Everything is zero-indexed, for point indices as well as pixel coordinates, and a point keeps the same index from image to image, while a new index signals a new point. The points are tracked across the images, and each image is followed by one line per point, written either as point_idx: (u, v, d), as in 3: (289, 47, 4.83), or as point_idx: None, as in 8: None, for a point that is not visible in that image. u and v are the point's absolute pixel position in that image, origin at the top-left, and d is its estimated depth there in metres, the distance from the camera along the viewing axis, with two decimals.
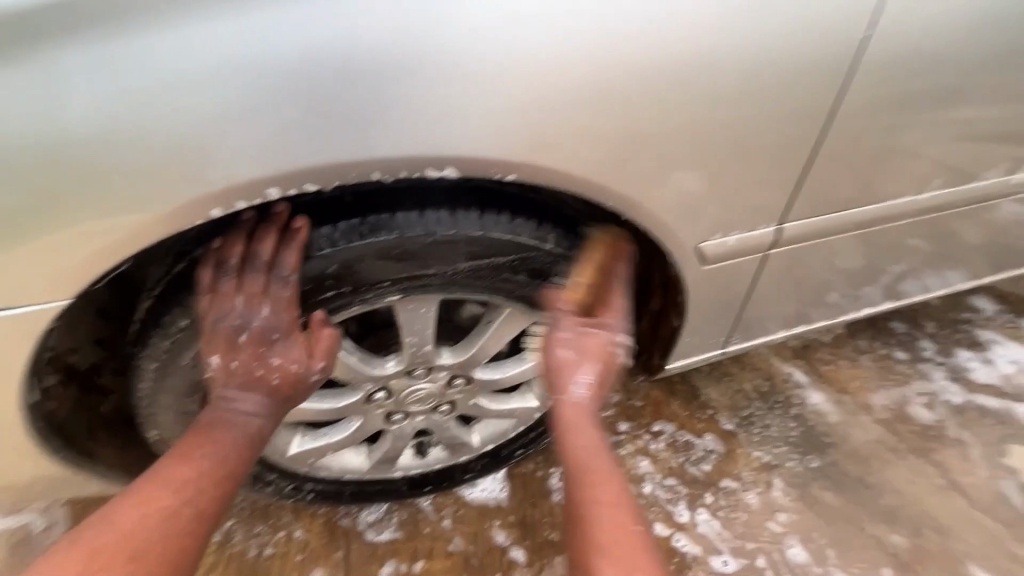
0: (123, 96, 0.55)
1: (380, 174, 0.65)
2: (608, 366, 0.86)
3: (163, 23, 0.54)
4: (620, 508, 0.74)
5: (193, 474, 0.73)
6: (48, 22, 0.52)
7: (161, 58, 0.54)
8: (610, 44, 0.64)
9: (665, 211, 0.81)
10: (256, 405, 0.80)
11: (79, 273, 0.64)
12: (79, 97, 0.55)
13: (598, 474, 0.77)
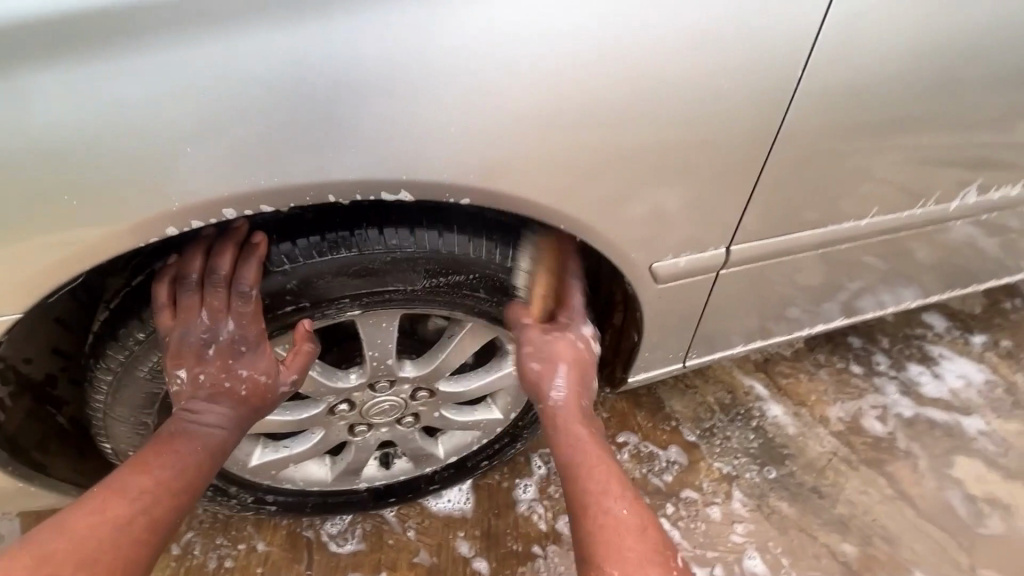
0: (80, 116, 0.55)
1: (335, 197, 0.67)
2: (578, 361, 0.91)
3: (121, 47, 0.54)
4: (615, 491, 0.78)
5: (151, 483, 0.72)
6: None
7: (116, 80, 0.55)
8: (568, 73, 0.66)
9: (620, 232, 0.84)
10: (222, 418, 0.80)
11: (32, 287, 0.64)
12: (32, 115, 0.55)
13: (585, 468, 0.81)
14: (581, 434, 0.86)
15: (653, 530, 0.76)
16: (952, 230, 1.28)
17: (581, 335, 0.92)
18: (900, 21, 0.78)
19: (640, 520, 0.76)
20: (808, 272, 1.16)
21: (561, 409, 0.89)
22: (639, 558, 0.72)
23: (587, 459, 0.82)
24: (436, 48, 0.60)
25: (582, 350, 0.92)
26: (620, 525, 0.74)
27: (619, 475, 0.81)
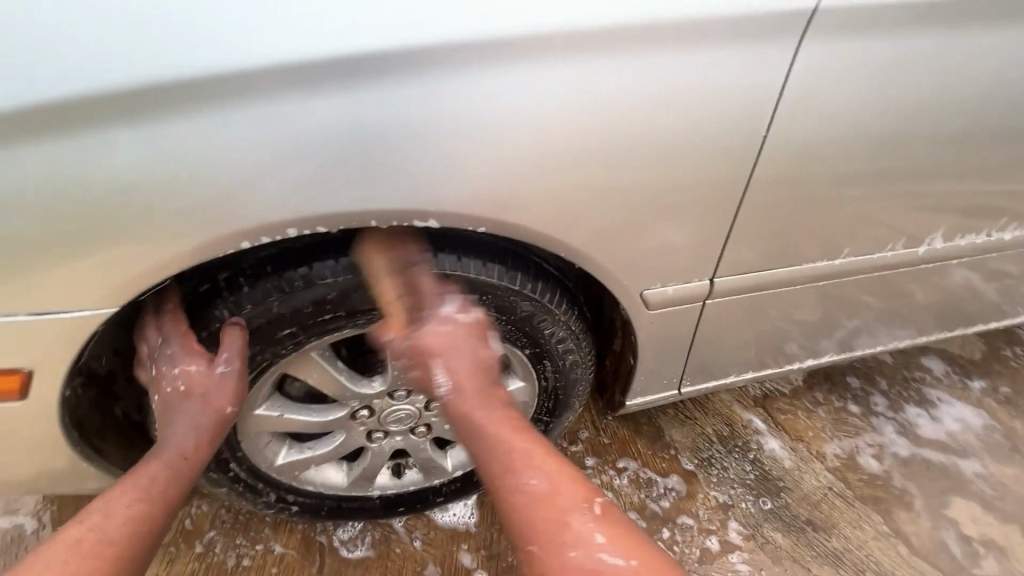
0: (172, 158, 0.65)
1: (378, 223, 0.76)
2: (464, 341, 0.89)
3: (209, 105, 0.64)
4: (524, 463, 0.81)
5: (127, 501, 0.77)
6: (110, 98, 0.61)
7: (203, 132, 0.65)
8: (581, 128, 0.76)
9: (618, 264, 0.94)
10: (187, 422, 0.85)
11: (126, 288, 0.72)
12: (129, 156, 0.64)
13: (497, 451, 0.83)
14: (489, 417, 0.87)
15: (566, 489, 0.79)
16: (940, 275, 1.35)
17: (466, 320, 0.88)
18: (868, 90, 0.89)
19: (550, 486, 0.79)
20: (798, 309, 1.24)
21: (457, 396, 0.89)
22: (555, 521, 0.76)
23: (499, 443, 0.84)
24: (470, 105, 0.71)
25: (474, 328, 0.89)
26: (528, 498, 0.78)
27: (527, 445, 0.83)
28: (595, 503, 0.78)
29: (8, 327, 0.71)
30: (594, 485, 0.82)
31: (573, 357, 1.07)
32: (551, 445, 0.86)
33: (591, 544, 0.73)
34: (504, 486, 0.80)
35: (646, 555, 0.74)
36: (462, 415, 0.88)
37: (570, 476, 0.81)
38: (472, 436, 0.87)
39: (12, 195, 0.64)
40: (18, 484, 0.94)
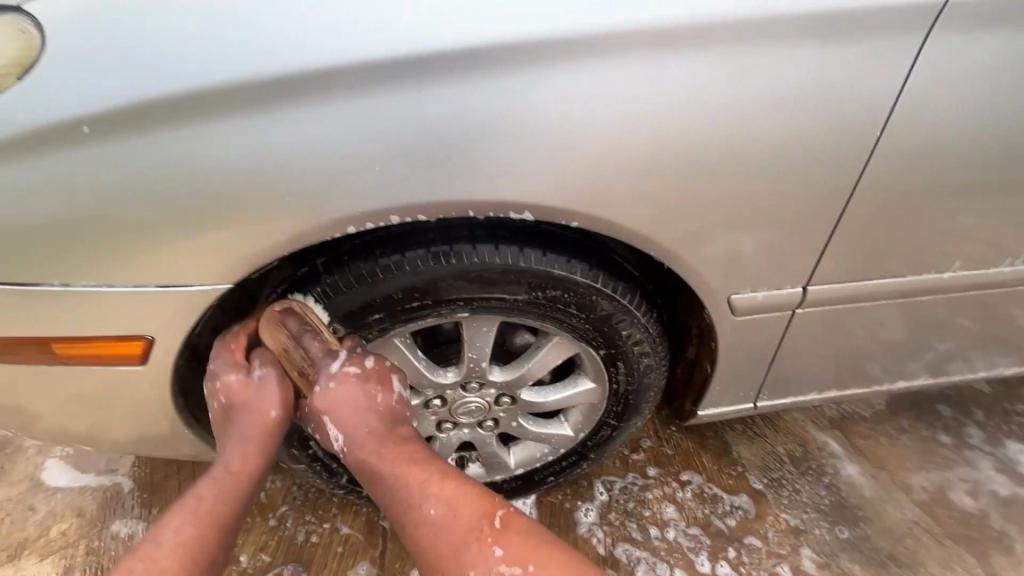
0: (288, 145, 0.69)
1: (474, 214, 0.78)
2: (357, 396, 0.87)
3: (327, 97, 0.68)
4: (419, 496, 0.81)
5: (177, 526, 0.76)
6: (244, 89, 0.67)
7: (319, 123, 0.69)
8: (680, 125, 0.75)
9: (706, 266, 0.91)
10: (241, 433, 0.84)
11: (243, 265, 0.77)
12: (253, 142, 0.69)
13: (396, 491, 0.82)
14: (386, 455, 0.85)
15: (465, 511, 0.79)
16: None
17: (354, 371, 0.86)
18: (995, 91, 0.82)
19: (448, 510, 0.79)
20: (893, 326, 1.16)
21: (357, 449, 0.86)
22: (458, 542, 0.76)
23: (397, 481, 0.83)
24: (570, 100, 0.71)
25: (371, 375, 0.88)
26: (430, 529, 0.78)
27: (423, 477, 0.82)
28: (494, 516, 0.78)
29: (138, 296, 0.78)
30: (496, 496, 0.82)
31: (648, 361, 1.05)
32: (453, 467, 0.86)
33: (488, 560, 0.74)
34: (407, 518, 0.80)
35: (542, 555, 0.75)
36: (364, 464, 0.86)
37: (469, 495, 0.81)
38: (377, 482, 0.85)
39: (148, 174, 0.70)
40: (127, 443, 1.03)
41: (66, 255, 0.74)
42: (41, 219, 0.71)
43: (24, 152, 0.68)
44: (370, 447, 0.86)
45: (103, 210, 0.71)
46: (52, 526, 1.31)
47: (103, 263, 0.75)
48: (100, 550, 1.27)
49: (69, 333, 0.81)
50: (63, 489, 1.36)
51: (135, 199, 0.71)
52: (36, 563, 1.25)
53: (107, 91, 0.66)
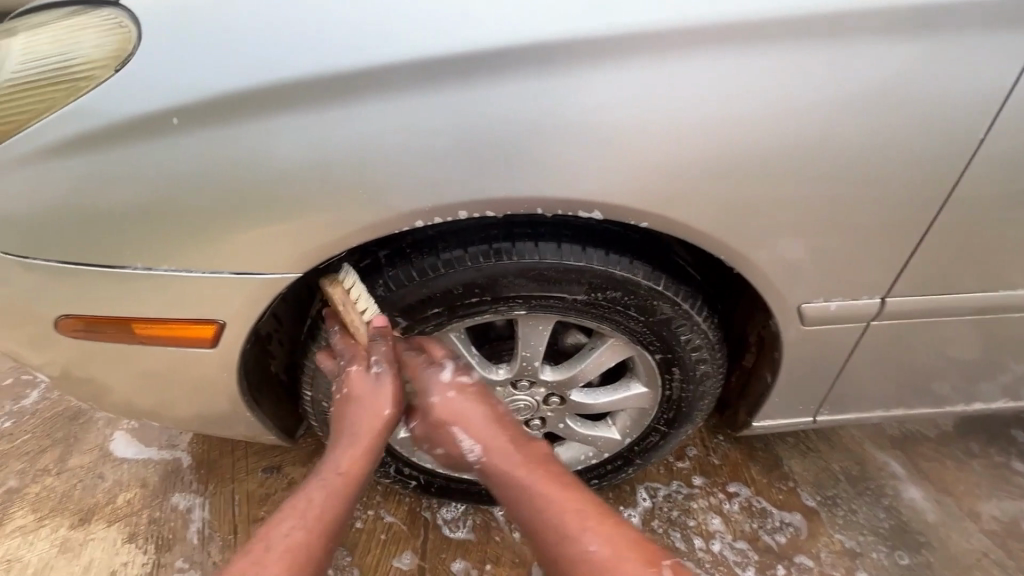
0: (362, 138, 0.70)
1: (543, 211, 0.77)
2: (478, 407, 0.92)
3: (401, 92, 0.69)
4: (578, 529, 0.79)
5: (292, 526, 0.77)
6: (323, 84, 0.68)
7: (393, 118, 0.70)
8: (760, 124, 0.72)
9: (777, 272, 0.87)
10: (353, 427, 0.88)
11: (313, 255, 0.79)
12: (327, 135, 0.70)
13: (550, 518, 0.81)
14: (538, 478, 0.85)
15: (628, 556, 0.76)
16: None
17: (466, 381, 0.92)
18: None
19: (612, 551, 0.76)
20: (973, 344, 1.08)
21: (497, 462, 0.88)
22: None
23: (550, 505, 0.82)
24: (644, 97, 0.70)
25: (479, 392, 0.93)
26: (592, 568, 0.76)
27: (583, 510, 0.81)
28: (662, 568, 0.75)
29: (214, 282, 0.81)
30: (656, 546, 0.79)
31: (705, 368, 1.02)
32: (604, 502, 0.84)
33: None
34: (564, 552, 0.79)
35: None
36: (508, 482, 0.87)
37: (628, 539, 0.78)
38: (526, 504, 0.84)
39: (229, 165, 0.72)
40: (191, 421, 1.08)
41: (149, 240, 0.78)
42: (130, 205, 0.75)
43: (117, 140, 0.71)
44: (519, 468, 0.87)
45: (185, 198, 0.74)
46: (118, 494, 1.38)
47: (181, 248, 0.78)
48: (161, 520, 1.34)
49: (148, 314, 0.85)
50: (129, 460, 1.45)
51: (215, 188, 0.74)
52: (104, 528, 1.33)
53: (195, 83, 0.69)
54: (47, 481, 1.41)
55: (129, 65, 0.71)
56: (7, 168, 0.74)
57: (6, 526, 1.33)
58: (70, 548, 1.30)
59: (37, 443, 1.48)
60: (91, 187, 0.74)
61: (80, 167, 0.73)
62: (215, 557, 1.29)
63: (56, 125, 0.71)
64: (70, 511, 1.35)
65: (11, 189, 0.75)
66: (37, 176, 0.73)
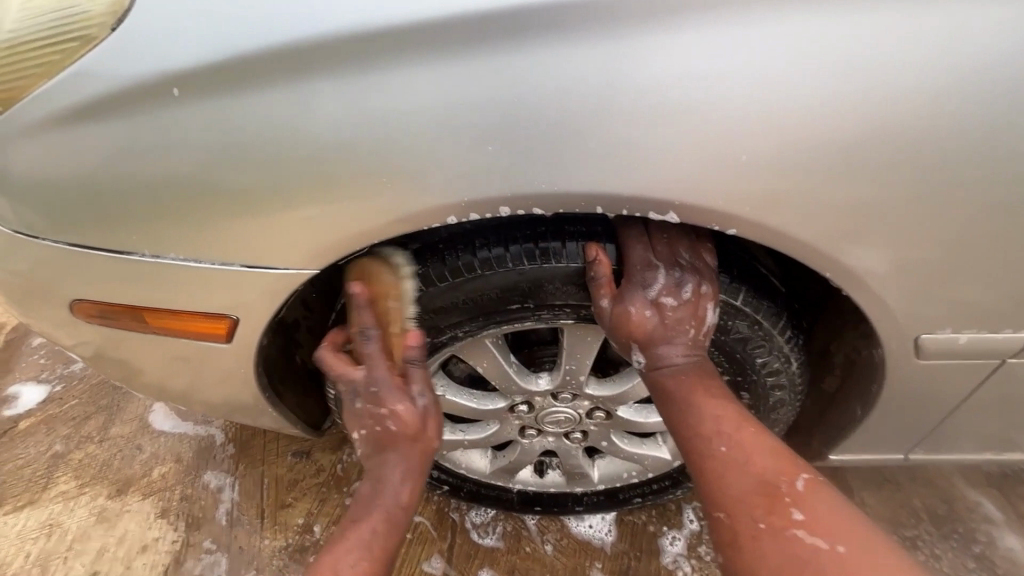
0: (388, 114, 0.59)
1: (603, 210, 0.63)
2: (677, 324, 0.73)
3: (434, 57, 0.57)
4: (711, 429, 0.70)
5: (354, 556, 0.75)
6: (344, 47, 0.58)
7: (425, 89, 0.58)
8: (894, 109, 0.56)
9: (893, 294, 0.69)
10: (407, 464, 0.81)
11: (334, 249, 0.69)
12: (348, 109, 0.60)
13: (685, 417, 0.72)
14: (687, 381, 0.74)
15: (762, 462, 0.67)
16: None
17: (671, 303, 0.72)
18: None
19: (745, 453, 0.68)
20: None
21: (666, 374, 0.75)
22: (751, 496, 0.65)
23: (691, 411, 0.72)
24: (743, 68, 0.55)
25: (689, 307, 0.72)
26: (721, 465, 0.68)
27: (719, 414, 0.71)
28: (795, 479, 0.65)
29: (225, 275, 0.74)
30: (799, 459, 0.68)
31: (781, 394, 0.87)
32: (749, 414, 0.72)
33: (784, 524, 0.62)
34: (695, 451, 0.71)
35: (851, 532, 0.60)
36: (662, 388, 0.75)
37: (765, 447, 0.68)
38: (667, 405, 0.74)
39: (242, 142, 0.63)
40: (214, 409, 1.03)
41: (158, 223, 0.70)
42: (139, 185, 0.68)
43: (123, 109, 0.64)
44: (674, 373, 0.75)
45: (195, 179, 0.66)
46: (154, 467, 1.38)
47: (190, 236, 0.71)
48: (193, 498, 1.33)
49: (161, 304, 0.79)
50: (166, 434, 1.44)
51: (226, 169, 0.65)
52: (138, 500, 1.33)
53: (204, 46, 0.60)
54: (89, 449, 1.41)
55: (137, 22, 0.62)
56: (17, 137, 0.68)
57: (50, 491, 1.35)
58: (107, 518, 1.31)
59: (82, 410, 1.48)
60: (99, 163, 0.67)
61: (87, 139, 0.66)
62: (243, 540, 1.27)
63: (63, 91, 0.64)
64: (108, 481, 1.36)
65: (21, 161, 0.69)
66: (46, 148, 0.67)
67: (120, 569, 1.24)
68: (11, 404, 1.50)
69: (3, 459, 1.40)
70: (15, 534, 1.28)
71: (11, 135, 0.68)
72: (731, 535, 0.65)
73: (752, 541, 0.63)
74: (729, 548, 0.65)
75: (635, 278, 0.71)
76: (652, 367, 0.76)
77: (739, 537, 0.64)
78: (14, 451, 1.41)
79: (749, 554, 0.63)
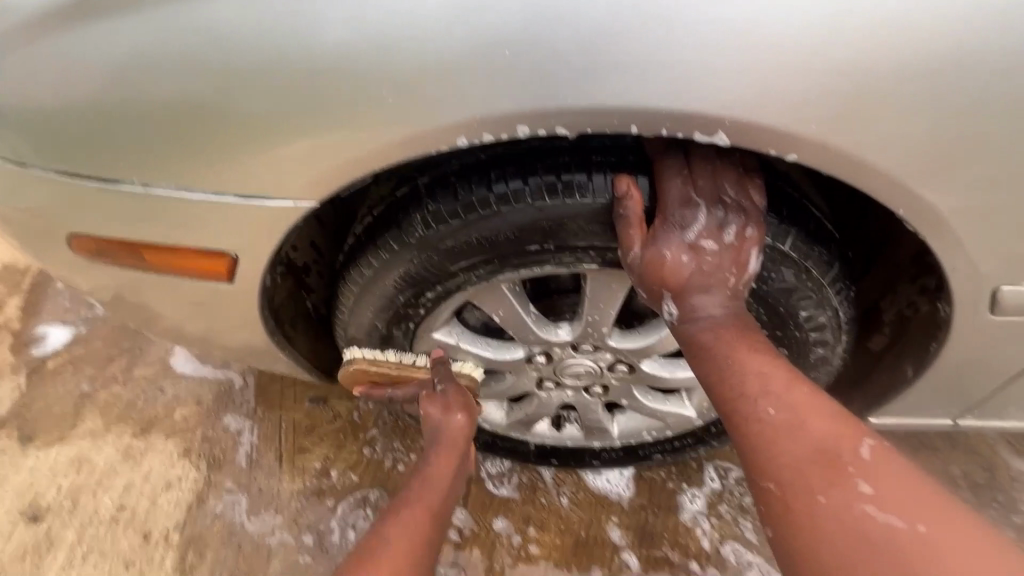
0: (392, 15, 0.52)
1: (639, 130, 0.54)
2: (716, 271, 0.66)
3: None
4: (757, 389, 0.63)
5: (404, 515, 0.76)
6: None
7: None
8: (995, 12, 0.48)
9: (976, 237, 0.60)
10: (445, 440, 0.87)
11: (332, 177, 0.62)
12: (347, 11, 0.53)
13: (726, 376, 0.65)
14: (727, 337, 0.67)
15: (819, 425, 0.58)
16: None
17: (711, 247, 0.65)
18: None
19: (798, 415, 0.59)
20: None
21: (699, 327, 0.68)
22: (808, 465, 0.56)
23: (730, 368, 0.65)
24: None
25: (731, 252, 0.65)
26: (769, 429, 0.60)
27: (766, 371, 0.63)
28: (859, 445, 0.56)
29: (219, 207, 0.68)
30: (859, 424, 0.59)
31: (823, 351, 0.80)
32: (799, 372, 0.65)
33: (849, 497, 0.53)
34: (737, 413, 0.63)
35: (928, 506, 0.51)
36: (696, 345, 0.68)
37: (820, 409, 0.60)
38: (702, 361, 0.67)
39: (230, 51, 0.57)
40: (224, 353, 1.01)
41: (146, 149, 0.65)
42: (123, 103, 0.62)
43: (117, 14, 0.59)
44: (712, 327, 0.67)
45: (182, 98, 0.60)
46: (175, 409, 1.40)
47: (178, 164, 0.65)
48: (213, 439, 1.35)
49: (159, 242, 0.75)
50: (187, 377, 1.45)
51: (214, 83, 0.58)
52: (162, 440, 1.36)
53: None
54: (113, 389, 1.44)
55: None
56: (19, 48, 0.65)
57: (78, 428, 1.38)
58: (132, 456, 1.34)
59: (107, 351, 1.50)
60: (86, 75, 0.62)
61: (77, 49, 0.61)
62: (262, 481, 1.29)
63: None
64: (133, 420, 1.39)
65: (16, 72, 0.65)
66: (39, 59, 0.64)
67: (147, 503, 1.27)
68: (38, 344, 1.52)
69: (33, 396, 1.44)
70: (48, 468, 1.33)
71: (15, 43, 0.65)
72: (784, 509, 0.56)
73: (810, 519, 0.54)
74: (781, 524, 0.56)
75: (671, 218, 0.63)
76: (683, 320, 0.69)
77: (795, 511, 0.55)
78: (44, 389, 1.45)
79: (807, 534, 0.54)
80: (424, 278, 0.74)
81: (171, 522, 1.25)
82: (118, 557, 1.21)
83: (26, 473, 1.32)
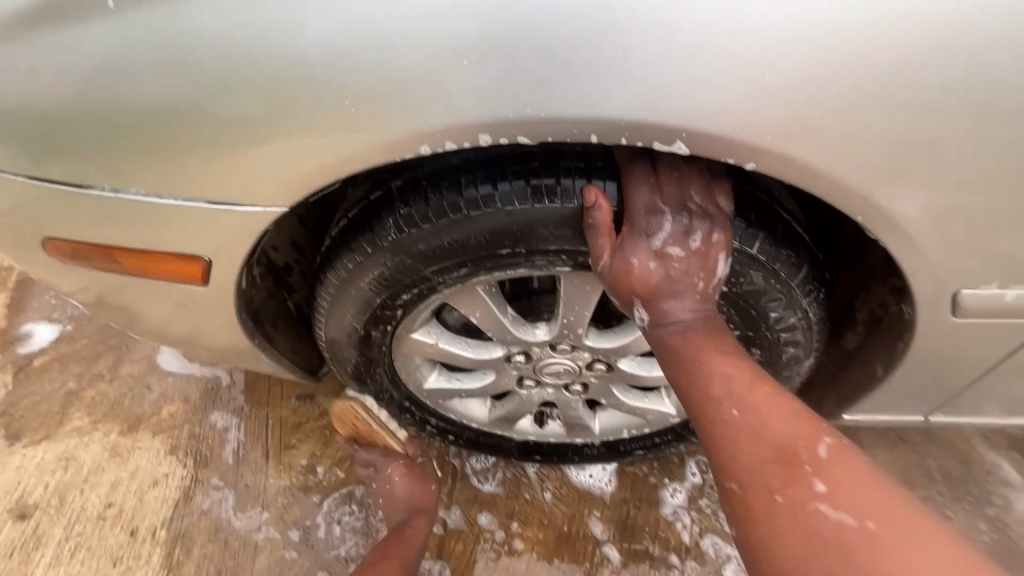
0: (354, 24, 0.52)
1: (599, 139, 0.54)
2: (684, 277, 0.67)
3: None
4: (722, 391, 0.64)
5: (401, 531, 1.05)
6: None
7: None
8: (949, 23, 0.48)
9: (936, 243, 0.61)
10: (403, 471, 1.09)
11: (298, 184, 0.62)
12: (309, 19, 0.53)
13: (693, 378, 0.66)
14: (696, 341, 0.67)
15: (780, 425, 0.60)
16: None
17: (678, 254, 0.66)
18: None
19: (760, 416, 0.61)
20: None
21: (669, 332, 0.69)
22: (768, 466, 0.58)
23: (698, 371, 0.66)
24: None
25: (698, 258, 0.66)
26: (733, 431, 0.61)
27: (731, 373, 0.64)
28: (817, 444, 0.58)
29: (190, 212, 0.68)
30: (820, 421, 0.60)
31: (795, 351, 0.81)
32: (765, 373, 0.66)
33: (803, 497, 0.54)
34: (703, 414, 0.64)
35: (878, 502, 0.52)
36: (666, 350, 0.69)
37: (782, 408, 0.61)
38: (672, 364, 0.68)
39: (194, 58, 0.56)
40: (205, 353, 1.01)
41: (115, 154, 0.65)
42: (90, 108, 0.62)
43: (79, 18, 0.59)
44: (682, 331, 0.68)
45: (148, 103, 0.60)
46: (162, 406, 1.40)
47: (148, 169, 0.65)
48: (200, 436, 1.36)
49: (133, 245, 0.75)
50: (174, 374, 1.45)
51: (179, 90, 0.58)
52: (149, 438, 1.36)
53: None
54: (100, 387, 1.44)
55: None
56: None
57: (65, 426, 1.39)
58: (119, 453, 1.34)
59: (93, 349, 1.49)
60: (52, 81, 0.61)
61: (39, 53, 0.61)
62: (248, 478, 1.30)
63: None
64: (120, 418, 1.39)
65: None
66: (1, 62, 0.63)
67: (133, 501, 1.28)
68: (24, 342, 1.52)
69: (19, 394, 1.44)
70: (34, 465, 1.33)
71: None
72: (746, 509, 0.58)
73: (768, 518, 0.56)
74: (743, 524, 0.58)
75: (638, 225, 0.64)
76: (654, 326, 0.70)
77: (755, 512, 0.57)
78: (30, 387, 1.45)
79: (768, 534, 0.55)
80: (399, 281, 0.75)
81: (158, 519, 1.26)
82: (105, 554, 1.23)
83: (13, 471, 1.33)
